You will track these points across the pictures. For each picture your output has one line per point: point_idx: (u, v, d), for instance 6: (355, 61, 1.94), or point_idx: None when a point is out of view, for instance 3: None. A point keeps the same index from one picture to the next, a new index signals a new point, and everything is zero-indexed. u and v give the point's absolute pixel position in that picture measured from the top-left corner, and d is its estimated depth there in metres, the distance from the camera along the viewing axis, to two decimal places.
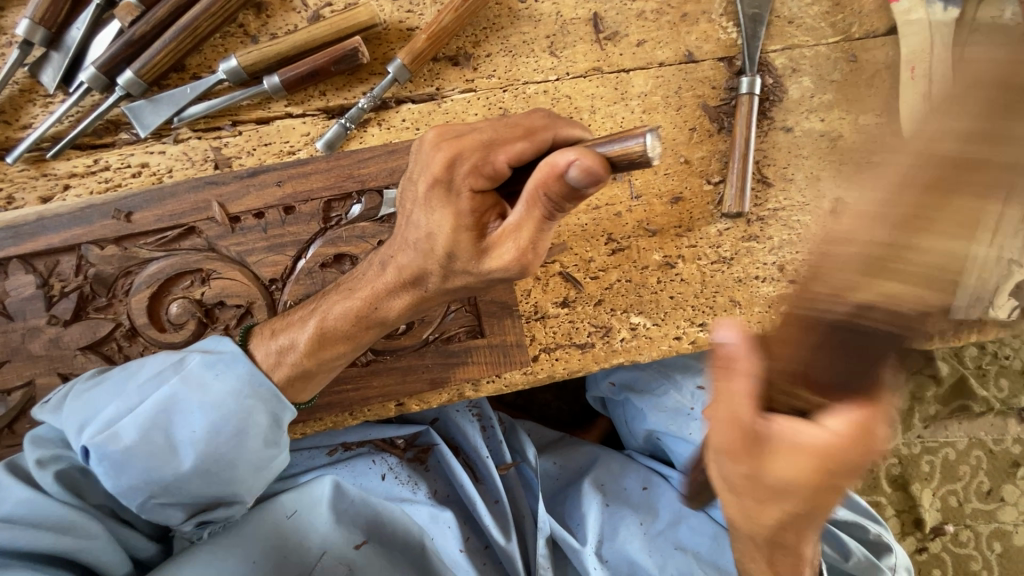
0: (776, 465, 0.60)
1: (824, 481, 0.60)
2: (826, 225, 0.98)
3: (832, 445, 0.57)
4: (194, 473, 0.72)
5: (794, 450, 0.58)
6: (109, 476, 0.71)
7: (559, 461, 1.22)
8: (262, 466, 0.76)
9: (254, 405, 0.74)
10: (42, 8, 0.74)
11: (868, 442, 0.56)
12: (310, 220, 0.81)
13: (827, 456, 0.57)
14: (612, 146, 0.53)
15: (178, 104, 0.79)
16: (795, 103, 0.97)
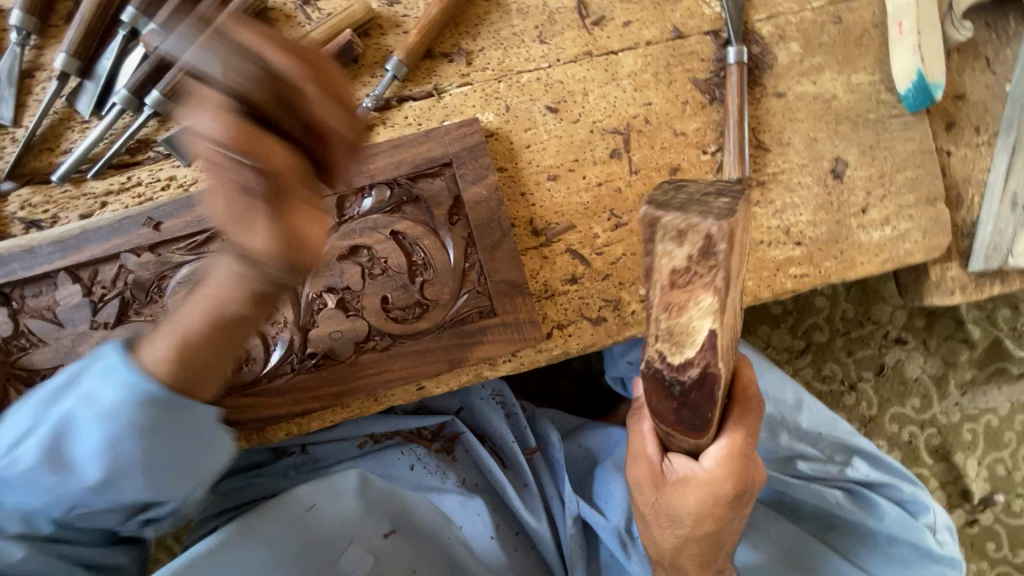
0: (673, 499, 0.76)
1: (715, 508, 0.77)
2: (828, 184, 0.99)
3: (707, 476, 0.73)
4: (119, 488, 0.66)
5: (684, 483, 0.75)
6: (26, 500, 0.67)
7: (584, 444, 1.24)
8: (179, 468, 0.67)
9: (160, 410, 0.63)
10: (76, 42, 0.83)
11: (729, 469, 0.73)
12: (326, 215, 0.86)
13: (706, 486, 0.74)
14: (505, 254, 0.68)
15: None
16: (785, 69, 0.99)
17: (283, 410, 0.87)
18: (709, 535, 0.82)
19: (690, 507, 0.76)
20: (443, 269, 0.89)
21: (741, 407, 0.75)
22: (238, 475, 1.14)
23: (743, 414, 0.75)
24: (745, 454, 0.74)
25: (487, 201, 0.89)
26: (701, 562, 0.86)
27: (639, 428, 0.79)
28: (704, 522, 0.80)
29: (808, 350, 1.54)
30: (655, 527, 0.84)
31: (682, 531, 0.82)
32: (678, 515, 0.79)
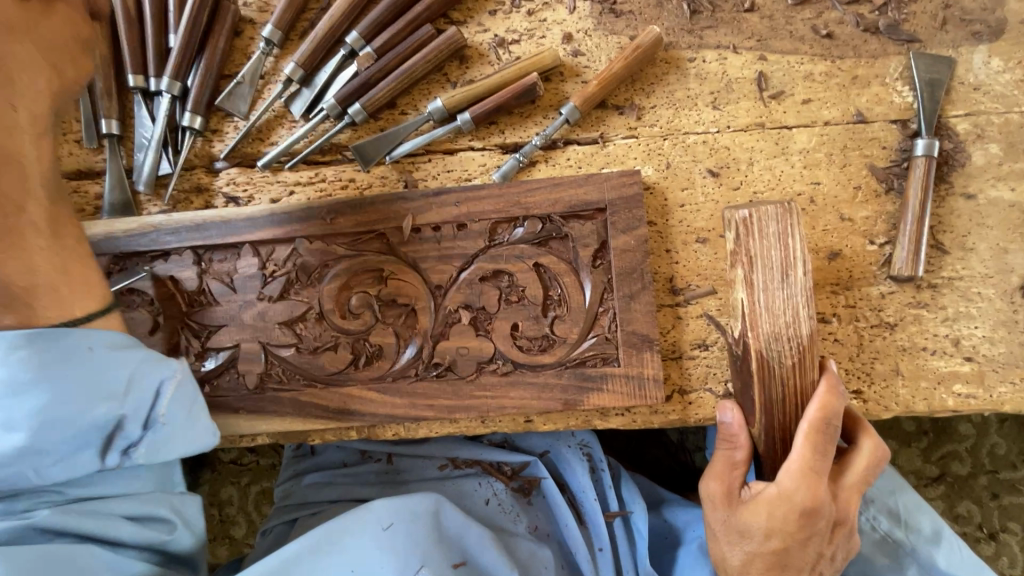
0: (746, 516, 0.80)
1: (787, 532, 0.78)
2: (1014, 301, 0.89)
3: (782, 491, 0.77)
4: (51, 450, 0.70)
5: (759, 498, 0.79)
6: (47, 436, 0.69)
7: (670, 519, 1.16)
8: (95, 394, 0.71)
9: (40, 352, 0.69)
10: (305, 55, 0.95)
11: (808, 485, 0.77)
12: (478, 237, 0.91)
13: (779, 503, 0.77)
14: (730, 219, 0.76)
15: (394, 142, 0.95)
16: (980, 170, 0.91)
17: (400, 412, 0.89)
18: (781, 556, 0.81)
19: (761, 525, 0.79)
20: (577, 309, 0.89)
21: (816, 427, 0.77)
22: (326, 471, 1.19)
23: (812, 435, 0.77)
24: (815, 473, 0.77)
25: (634, 251, 0.89)
26: None
27: (728, 454, 0.85)
28: (775, 542, 0.80)
29: (942, 480, 1.35)
30: (726, 548, 0.84)
31: (749, 551, 0.82)
32: (750, 534, 0.80)
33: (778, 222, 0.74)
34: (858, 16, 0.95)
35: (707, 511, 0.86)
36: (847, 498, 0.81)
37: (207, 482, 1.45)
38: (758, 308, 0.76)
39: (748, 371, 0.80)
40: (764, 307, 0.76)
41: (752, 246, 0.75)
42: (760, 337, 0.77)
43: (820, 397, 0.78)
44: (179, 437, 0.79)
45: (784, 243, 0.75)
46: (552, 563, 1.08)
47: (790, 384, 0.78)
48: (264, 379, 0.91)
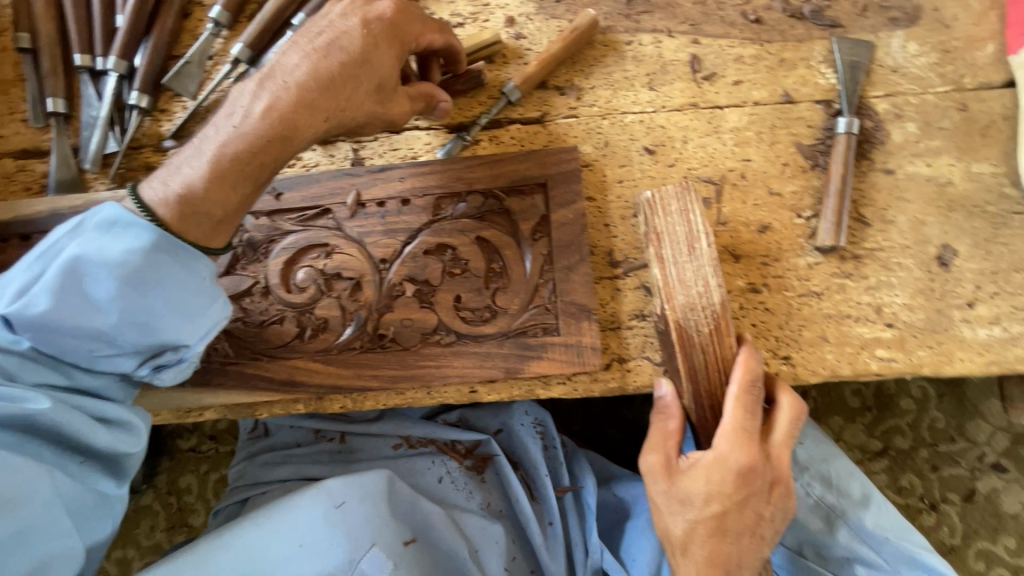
0: (685, 482, 0.81)
1: (726, 495, 0.80)
2: (931, 270, 0.94)
3: (717, 454, 0.80)
4: (118, 342, 0.74)
5: (696, 463, 0.81)
6: (129, 329, 0.74)
7: (619, 493, 1.18)
8: (180, 310, 0.76)
9: (158, 256, 0.74)
10: (252, 35, 0.97)
11: (742, 446, 0.79)
12: (422, 212, 0.93)
13: (714, 466, 0.80)
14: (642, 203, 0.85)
15: None
16: (898, 147, 0.97)
17: (345, 383, 0.91)
18: (720, 521, 0.81)
19: (700, 489, 0.80)
20: (518, 280, 0.92)
21: (744, 390, 0.81)
22: (279, 452, 1.19)
23: (742, 396, 0.81)
24: (746, 433, 0.80)
25: (572, 224, 0.92)
26: (713, 559, 0.82)
27: (662, 424, 0.87)
28: (714, 507, 0.81)
29: (885, 454, 1.40)
30: (668, 519, 0.84)
31: (690, 518, 0.82)
32: (690, 500, 0.81)
33: (678, 200, 0.84)
34: (784, 3, 1.00)
35: (647, 484, 0.86)
36: (782, 455, 0.83)
37: (165, 471, 1.44)
38: (671, 280, 0.84)
39: (671, 343, 0.86)
40: (677, 280, 0.84)
41: (659, 225, 0.84)
42: (676, 307, 0.84)
43: (743, 360, 0.82)
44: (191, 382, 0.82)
45: (687, 219, 0.84)
46: (503, 537, 1.09)
47: (710, 352, 0.83)
48: (209, 353, 0.92)
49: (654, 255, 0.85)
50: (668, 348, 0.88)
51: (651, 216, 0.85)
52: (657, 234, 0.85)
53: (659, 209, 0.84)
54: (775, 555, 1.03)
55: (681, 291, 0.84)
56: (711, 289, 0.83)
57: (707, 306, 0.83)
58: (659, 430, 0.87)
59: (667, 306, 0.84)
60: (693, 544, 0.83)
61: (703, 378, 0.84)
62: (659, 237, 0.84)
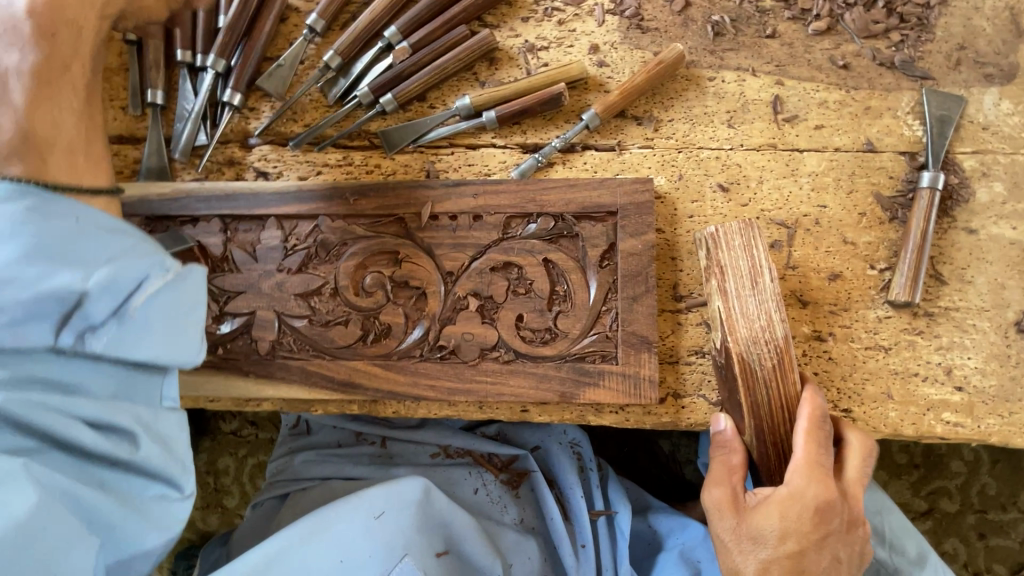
0: (757, 519, 0.79)
1: (800, 534, 0.77)
2: (1008, 336, 0.91)
3: (792, 491, 0.77)
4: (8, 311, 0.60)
5: (767, 500, 0.79)
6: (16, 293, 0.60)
7: (654, 525, 1.17)
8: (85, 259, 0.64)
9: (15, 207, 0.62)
10: (345, 44, 1.01)
11: (818, 480, 0.77)
12: (492, 229, 0.95)
13: (789, 503, 0.77)
14: (705, 236, 0.85)
15: (421, 132, 1.00)
16: (983, 207, 0.94)
17: (402, 389, 0.92)
18: (797, 561, 0.78)
19: (773, 526, 0.78)
20: (581, 305, 0.92)
21: (813, 426, 0.80)
22: (320, 450, 1.22)
23: (812, 429, 0.80)
24: (821, 467, 0.78)
25: (640, 255, 0.92)
26: None
27: (725, 458, 0.85)
28: (788, 546, 0.78)
29: (930, 515, 1.35)
30: (739, 559, 0.80)
31: (763, 558, 0.79)
32: (763, 537, 0.78)
33: (741, 235, 0.83)
34: (875, 50, 0.99)
35: (712, 522, 0.83)
36: (853, 491, 0.81)
37: (206, 450, 1.49)
38: (733, 312, 0.83)
39: (732, 378, 0.85)
40: (740, 313, 0.83)
41: (723, 258, 0.83)
42: (738, 340, 0.83)
43: (808, 399, 0.81)
44: (155, 338, 0.69)
45: (750, 254, 0.83)
46: (536, 554, 1.10)
47: (774, 388, 0.82)
48: (275, 347, 0.95)
49: (717, 289, 0.84)
50: (728, 383, 0.87)
51: (714, 251, 0.84)
52: (721, 269, 0.84)
53: (720, 243, 0.84)
54: None
55: (745, 327, 0.83)
56: (776, 325, 0.82)
57: (771, 344, 0.82)
58: (722, 466, 0.85)
59: (729, 340, 0.84)
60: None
61: (767, 415, 0.83)
62: (722, 270, 0.84)
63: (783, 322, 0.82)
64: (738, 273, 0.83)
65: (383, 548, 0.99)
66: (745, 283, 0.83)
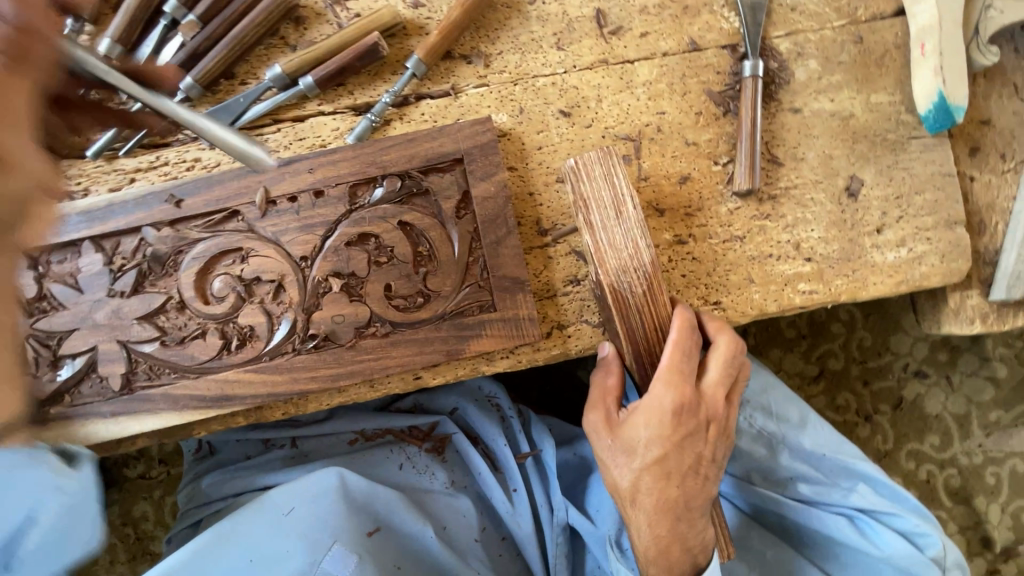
0: (627, 431, 0.85)
1: (667, 438, 0.84)
2: (842, 202, 0.98)
3: (656, 401, 0.83)
4: None
5: (636, 411, 0.84)
6: None
7: (579, 452, 1.21)
8: None
9: None
10: (120, 28, 0.88)
11: (680, 390, 0.83)
12: (338, 203, 0.89)
13: (654, 412, 0.83)
14: (573, 166, 0.82)
15: (235, 113, 0.90)
16: (803, 85, 0.99)
17: (282, 388, 0.87)
18: (664, 464, 0.85)
19: (641, 437, 0.84)
20: (447, 261, 0.90)
21: (681, 338, 0.84)
22: (228, 468, 1.17)
23: (679, 340, 0.84)
24: (682, 376, 0.83)
25: (494, 197, 0.90)
26: (663, 500, 0.86)
27: (603, 380, 0.89)
28: (656, 452, 0.84)
29: (822, 377, 1.49)
30: (616, 471, 0.88)
31: (636, 465, 0.86)
32: (634, 449, 0.85)
33: (602, 165, 0.82)
34: None
35: (593, 440, 0.89)
36: (716, 392, 0.87)
37: (117, 502, 1.38)
38: (594, 245, 0.84)
39: (608, 307, 0.86)
40: (607, 244, 0.83)
41: (585, 191, 0.82)
42: (609, 271, 0.83)
43: (679, 316, 0.85)
44: None
45: (612, 184, 0.83)
46: (470, 509, 1.12)
47: (645, 310, 0.85)
48: (129, 379, 0.86)
49: (585, 222, 0.83)
50: (604, 312, 0.89)
51: (576, 184, 0.83)
52: (582, 202, 0.83)
53: (581, 179, 0.82)
54: (726, 487, 1.06)
55: (613, 256, 0.83)
56: (640, 250, 0.83)
57: (638, 270, 0.84)
58: (601, 388, 0.89)
59: (601, 271, 0.84)
60: (641, 493, 0.87)
61: (642, 334, 0.86)
62: (585, 206, 0.83)
63: (647, 244, 0.83)
64: (601, 202, 0.83)
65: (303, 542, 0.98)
66: (609, 213, 0.83)
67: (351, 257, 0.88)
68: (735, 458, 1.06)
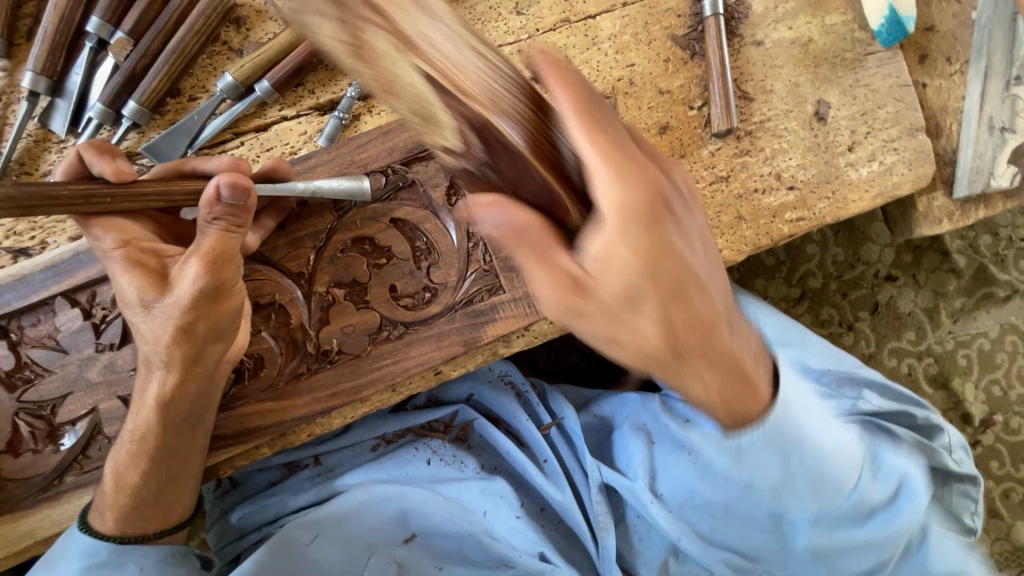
0: (601, 291, 0.63)
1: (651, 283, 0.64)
2: (813, 128, 1.01)
3: (609, 217, 0.61)
4: None
5: (602, 263, 0.62)
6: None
7: (599, 412, 1.24)
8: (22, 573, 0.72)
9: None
10: (41, 59, 0.79)
11: (631, 200, 0.62)
12: (324, 210, 0.85)
13: (620, 254, 0.62)
14: None
15: (191, 134, 0.84)
16: (760, 18, 1.01)
17: (306, 411, 0.84)
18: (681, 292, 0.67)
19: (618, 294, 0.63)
20: (447, 252, 0.87)
21: (587, 119, 0.61)
22: (252, 498, 1.15)
23: (590, 126, 0.61)
24: (615, 168, 0.61)
25: None
26: (699, 344, 0.70)
27: (545, 257, 0.61)
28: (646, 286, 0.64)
29: (804, 297, 1.57)
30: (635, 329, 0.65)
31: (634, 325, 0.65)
32: (631, 324, 0.65)
33: None
34: None
35: (566, 323, 0.65)
36: (654, 172, 0.66)
37: None
38: (494, 116, 0.54)
39: (496, 155, 0.56)
40: (456, 60, 0.53)
41: None
42: (484, 94, 0.54)
43: (563, 81, 0.60)
44: None
45: None
46: (507, 489, 1.12)
47: (539, 123, 0.58)
48: None
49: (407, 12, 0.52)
50: (507, 161, 0.57)
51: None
52: None
53: None
54: None
55: (476, 81, 0.54)
56: (492, 70, 0.56)
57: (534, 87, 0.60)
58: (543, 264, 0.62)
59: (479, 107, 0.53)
60: (678, 338, 0.68)
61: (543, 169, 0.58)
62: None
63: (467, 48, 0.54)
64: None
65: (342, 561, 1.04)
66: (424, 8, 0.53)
67: (349, 263, 0.85)
68: None
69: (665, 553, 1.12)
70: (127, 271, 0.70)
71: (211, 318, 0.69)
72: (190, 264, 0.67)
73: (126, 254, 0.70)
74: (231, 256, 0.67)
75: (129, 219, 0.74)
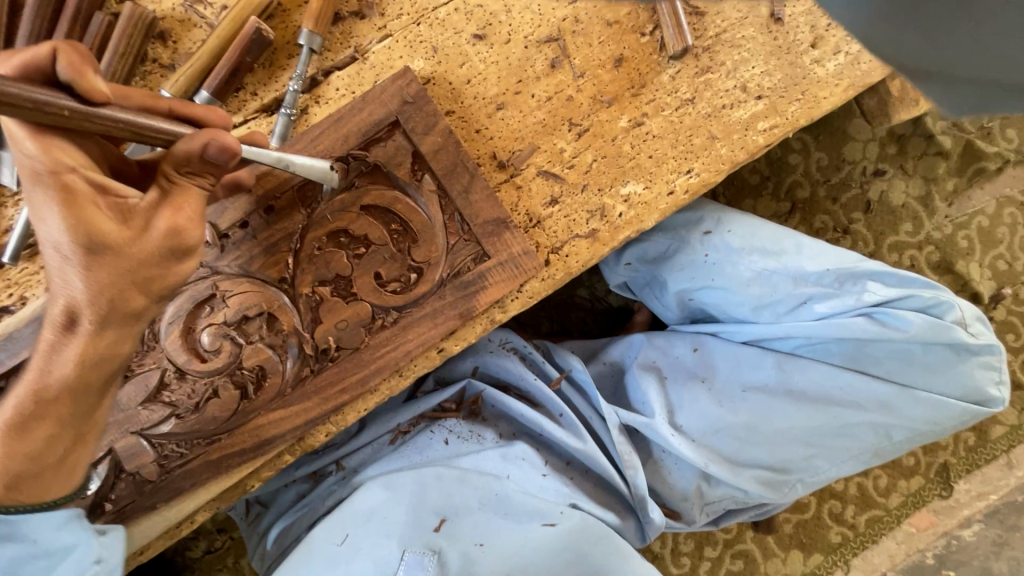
0: None
1: None
2: (771, 31, 0.96)
3: None
4: None
5: None
6: None
7: (607, 360, 1.24)
8: None
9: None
10: None
11: None
12: (293, 211, 0.84)
13: None
14: None
15: None
16: None
17: (316, 412, 0.85)
18: None
19: None
20: (422, 228, 0.86)
21: None
22: (287, 513, 1.17)
23: None
24: None
25: (445, 147, 0.86)
26: None
27: None
28: None
29: (795, 210, 1.55)
30: None
31: None
32: None
33: None
34: None
35: None
36: None
37: None
38: None
39: None
40: None
41: None
42: None
43: None
44: None
45: None
46: (528, 450, 1.12)
47: None
48: (162, 463, 0.83)
49: None
50: None
51: None
52: None
53: None
54: (752, 330, 1.12)
55: None
56: None
57: None
58: None
59: None
60: None
61: None
62: None
63: None
64: None
65: (373, 561, 1.01)
66: None
67: (331, 251, 0.84)
68: (745, 304, 1.10)
69: (696, 480, 1.13)
70: (59, 205, 0.64)
71: (168, 276, 0.71)
72: (156, 212, 0.68)
73: (62, 182, 0.64)
74: (200, 213, 0.71)
75: (70, 137, 0.66)
